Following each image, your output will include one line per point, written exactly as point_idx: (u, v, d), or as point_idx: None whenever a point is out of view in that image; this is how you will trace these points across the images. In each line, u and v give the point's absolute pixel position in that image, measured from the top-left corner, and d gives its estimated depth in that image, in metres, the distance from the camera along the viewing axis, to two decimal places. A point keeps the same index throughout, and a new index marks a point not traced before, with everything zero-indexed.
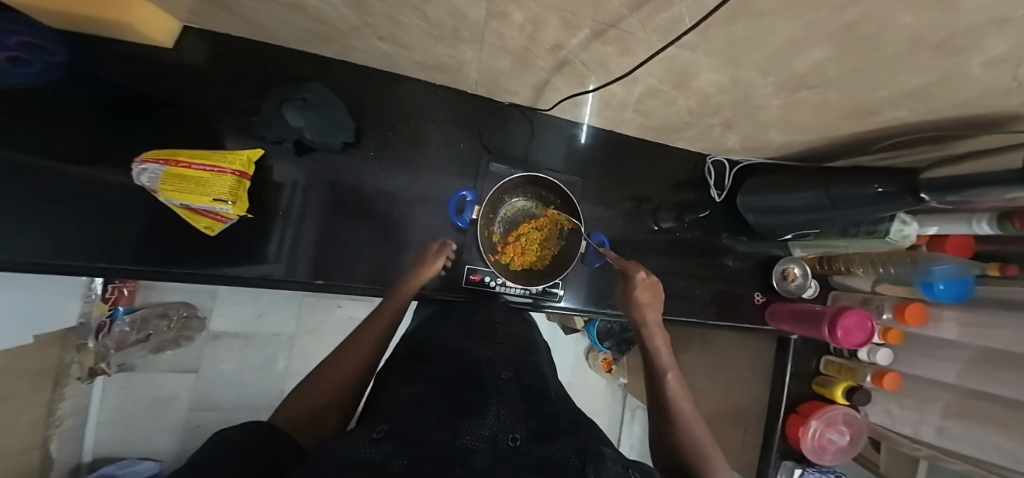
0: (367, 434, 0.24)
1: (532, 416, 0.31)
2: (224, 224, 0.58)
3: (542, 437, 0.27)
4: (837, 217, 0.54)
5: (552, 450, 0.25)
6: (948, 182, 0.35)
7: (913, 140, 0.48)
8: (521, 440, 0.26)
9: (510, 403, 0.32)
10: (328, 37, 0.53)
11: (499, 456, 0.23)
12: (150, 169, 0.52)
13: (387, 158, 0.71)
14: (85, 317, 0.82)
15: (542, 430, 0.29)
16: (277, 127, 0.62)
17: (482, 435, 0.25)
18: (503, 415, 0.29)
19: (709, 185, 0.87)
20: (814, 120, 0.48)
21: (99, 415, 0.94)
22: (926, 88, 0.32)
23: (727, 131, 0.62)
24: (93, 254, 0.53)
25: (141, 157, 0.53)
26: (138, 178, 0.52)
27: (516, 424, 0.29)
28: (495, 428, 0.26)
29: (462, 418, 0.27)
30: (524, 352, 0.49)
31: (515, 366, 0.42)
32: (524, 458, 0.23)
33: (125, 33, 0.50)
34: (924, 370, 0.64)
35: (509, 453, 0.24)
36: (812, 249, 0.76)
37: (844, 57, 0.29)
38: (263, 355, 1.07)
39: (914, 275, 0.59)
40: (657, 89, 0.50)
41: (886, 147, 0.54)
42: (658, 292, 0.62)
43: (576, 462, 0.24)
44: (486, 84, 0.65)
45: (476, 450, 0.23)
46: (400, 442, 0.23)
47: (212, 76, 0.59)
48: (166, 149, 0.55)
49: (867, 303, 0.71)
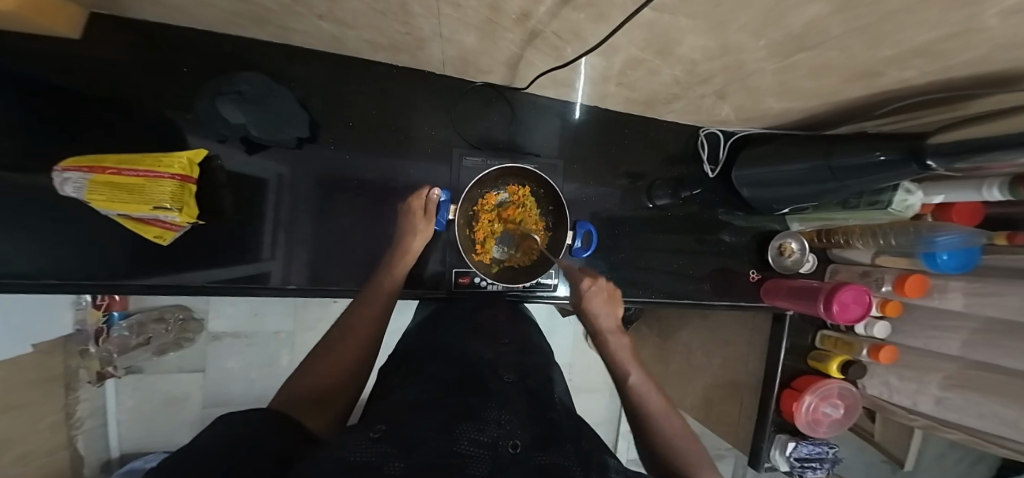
0: (364, 434, 0.21)
1: (535, 419, 0.29)
2: (176, 232, 0.58)
3: (549, 444, 0.25)
4: (838, 187, 0.50)
5: (557, 459, 0.22)
6: (960, 147, 0.32)
7: (913, 104, 0.45)
8: (523, 445, 0.23)
9: (513, 406, 0.30)
10: (264, 18, 0.49)
11: (502, 465, 0.20)
12: (72, 178, 0.52)
13: (352, 151, 0.68)
14: (80, 324, 0.83)
15: (545, 437, 0.26)
16: (217, 124, 0.61)
17: (483, 441, 0.22)
18: (504, 420, 0.26)
19: (703, 159, 0.83)
20: (813, 84, 0.44)
21: (118, 415, 0.95)
22: (932, 43, 0.28)
23: (720, 101, 0.58)
24: (92, 270, 0.58)
25: (60, 166, 0.53)
26: (63, 188, 0.53)
27: (518, 429, 0.26)
28: (494, 434, 0.23)
29: (460, 421, 0.24)
30: (528, 353, 0.46)
31: (521, 367, 0.41)
32: (528, 467, 0.20)
33: (27, 22, 0.45)
34: (925, 342, 0.62)
35: (511, 462, 0.20)
36: (810, 223, 0.73)
37: (843, 13, 0.26)
38: (265, 352, 1.06)
39: (917, 245, 0.56)
40: (639, 58, 0.45)
41: (891, 112, 0.50)
42: (613, 294, 0.57)
43: (580, 473, 0.21)
44: (454, 63, 0.61)
45: (475, 459, 0.20)
46: (399, 444, 0.19)
47: (144, 71, 0.57)
48: (90, 156, 0.54)
49: (866, 276, 0.69)
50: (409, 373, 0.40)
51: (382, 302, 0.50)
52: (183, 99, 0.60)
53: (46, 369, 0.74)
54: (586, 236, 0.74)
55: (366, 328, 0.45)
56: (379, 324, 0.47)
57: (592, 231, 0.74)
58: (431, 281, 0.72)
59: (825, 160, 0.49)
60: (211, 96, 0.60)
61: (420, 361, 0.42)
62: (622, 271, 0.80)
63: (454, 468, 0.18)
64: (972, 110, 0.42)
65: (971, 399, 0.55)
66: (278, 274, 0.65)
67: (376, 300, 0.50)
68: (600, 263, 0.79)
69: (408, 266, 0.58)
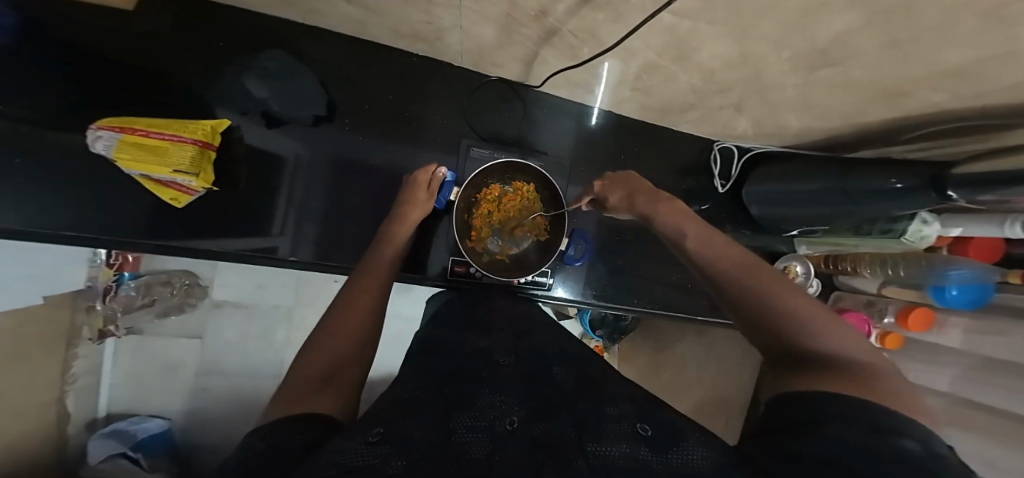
0: (361, 437, 0.20)
1: (528, 396, 0.30)
2: (192, 197, 0.60)
3: (539, 415, 0.27)
4: (852, 211, 0.49)
5: (551, 429, 0.25)
6: (992, 178, 0.30)
7: (947, 129, 0.43)
8: (518, 423, 0.25)
9: (507, 390, 0.31)
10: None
11: (500, 444, 0.22)
12: (105, 136, 0.54)
13: (367, 134, 0.69)
14: (91, 281, 0.86)
15: (543, 407, 0.29)
16: (241, 98, 0.63)
17: (480, 426, 0.24)
18: (498, 403, 0.28)
19: (714, 174, 0.82)
20: (836, 101, 0.43)
21: (112, 376, 0.98)
22: (969, 64, 0.27)
23: (737, 114, 0.58)
24: (107, 228, 0.59)
25: (96, 125, 0.55)
26: (94, 145, 0.55)
27: (514, 408, 0.27)
28: (491, 417, 0.25)
29: (455, 412, 0.25)
30: (526, 337, 0.46)
31: (519, 352, 0.40)
32: (523, 443, 0.23)
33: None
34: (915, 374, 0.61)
35: (509, 440, 0.23)
36: (817, 246, 0.72)
37: (873, 27, 0.25)
38: (262, 326, 1.06)
39: (927, 277, 0.54)
40: (656, 64, 0.45)
41: (919, 138, 0.48)
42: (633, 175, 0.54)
43: (574, 433, 0.24)
44: (471, 56, 0.61)
45: (473, 442, 0.22)
46: (398, 444, 0.19)
47: (175, 40, 0.59)
48: (123, 118, 0.56)
49: (869, 306, 0.67)
50: (426, 355, 0.40)
51: (380, 279, 0.49)
52: (208, 70, 0.61)
53: (54, 324, 0.77)
54: (581, 245, 0.74)
55: (366, 305, 0.44)
56: (378, 298, 0.46)
57: (587, 242, 0.74)
58: (432, 270, 0.72)
59: (841, 182, 0.48)
60: (235, 69, 0.62)
61: (438, 344, 0.42)
62: (622, 278, 0.80)
63: (453, 454, 0.20)
64: (998, 142, 0.41)
65: (956, 438, 0.54)
66: (286, 247, 0.67)
67: (376, 275, 0.50)
68: (603, 268, 0.79)
69: (406, 236, 0.59)
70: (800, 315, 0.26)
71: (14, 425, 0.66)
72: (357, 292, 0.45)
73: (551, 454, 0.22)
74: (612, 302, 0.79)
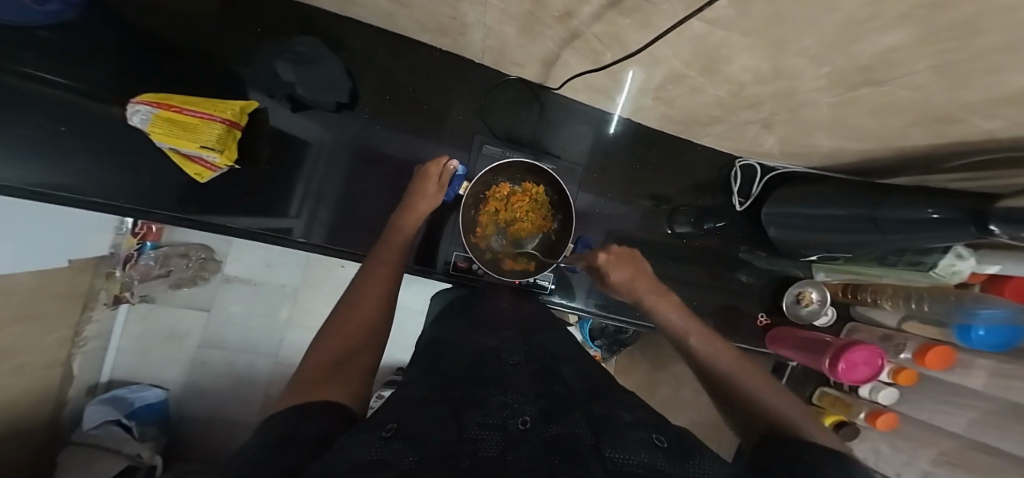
0: (374, 433, 0.19)
1: (542, 394, 0.28)
2: (214, 173, 0.62)
3: (551, 417, 0.24)
4: (880, 242, 0.47)
5: (565, 427, 0.22)
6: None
7: (1004, 160, 0.40)
8: (531, 422, 0.22)
9: (521, 387, 0.29)
10: None
11: (513, 442, 0.19)
12: (142, 110, 0.57)
13: (386, 124, 0.70)
14: (114, 248, 0.90)
15: (552, 408, 0.26)
16: (268, 79, 0.64)
17: (491, 423, 0.21)
18: (512, 399, 0.25)
19: (733, 191, 0.80)
20: (870, 122, 0.42)
21: (120, 342, 1.01)
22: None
23: (764, 131, 0.56)
24: (131, 198, 0.62)
25: (135, 99, 0.57)
26: (131, 118, 0.57)
27: (526, 405, 0.25)
28: (503, 415, 0.22)
29: (466, 410, 0.24)
30: (535, 334, 0.46)
31: (529, 351, 0.39)
32: (536, 441, 0.20)
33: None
34: (930, 415, 0.60)
35: (522, 438, 0.19)
36: (838, 275, 0.69)
37: (926, 44, 0.24)
38: (268, 304, 1.08)
39: (954, 315, 0.51)
40: (682, 74, 0.45)
41: (972, 165, 0.45)
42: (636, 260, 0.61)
43: (591, 439, 0.21)
44: (493, 54, 0.62)
45: (485, 440, 0.19)
46: (411, 441, 0.18)
47: (212, 20, 0.62)
48: (159, 94, 0.59)
49: (885, 340, 0.64)
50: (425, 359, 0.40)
51: (386, 274, 0.48)
52: (240, 51, 0.63)
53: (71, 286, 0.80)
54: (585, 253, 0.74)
55: (378, 296, 0.43)
56: (387, 289, 0.46)
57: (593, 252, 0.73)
58: (442, 262, 0.72)
59: (871, 211, 0.46)
60: (266, 52, 0.64)
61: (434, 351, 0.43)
62: None
63: (466, 451, 0.17)
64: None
65: None
66: (301, 229, 0.68)
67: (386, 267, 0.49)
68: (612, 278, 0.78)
69: (412, 227, 0.58)
70: (783, 414, 0.33)
71: (18, 381, 0.69)
72: (371, 279, 0.46)
73: (569, 455, 0.18)
74: (616, 314, 0.78)
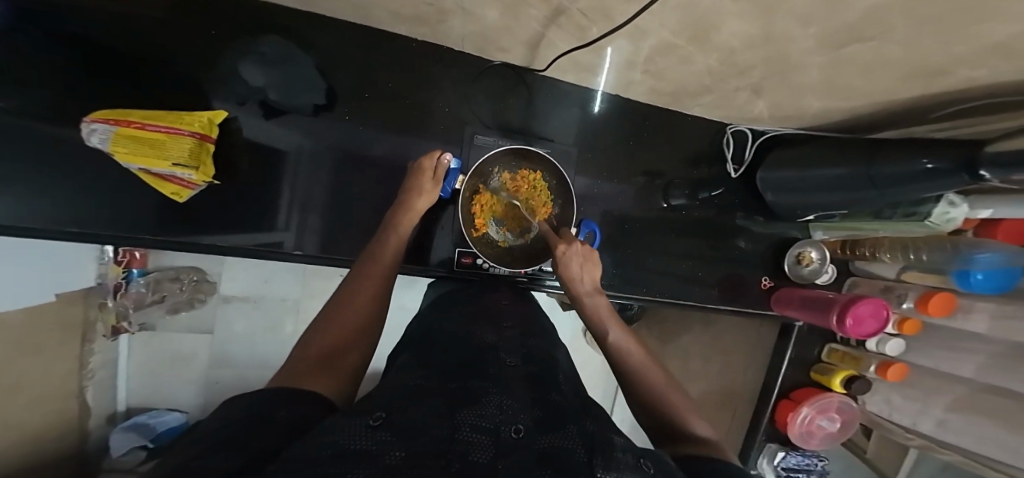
0: (361, 420, 0.19)
1: (536, 402, 0.28)
2: (193, 191, 0.59)
3: (545, 428, 0.23)
4: (873, 198, 0.48)
5: (558, 441, 0.20)
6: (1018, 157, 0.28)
7: (985, 106, 0.41)
8: (524, 431, 0.22)
9: (510, 392, 0.29)
10: None
11: (504, 451, 0.18)
12: (99, 129, 0.53)
13: (368, 124, 0.67)
14: (100, 278, 0.87)
15: (548, 420, 0.25)
16: (237, 86, 0.61)
17: (484, 427, 0.21)
18: (505, 405, 0.25)
19: (726, 159, 0.81)
20: (862, 80, 0.41)
21: (128, 369, 0.99)
22: (1017, 40, 0.25)
23: (754, 97, 0.56)
24: (109, 225, 0.59)
25: (89, 117, 0.53)
26: (89, 139, 0.53)
27: (520, 414, 0.24)
28: (497, 420, 0.22)
29: (460, 409, 0.23)
30: (530, 336, 0.45)
31: (522, 352, 0.39)
32: (530, 451, 0.19)
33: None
34: (937, 362, 0.62)
35: (513, 448, 0.19)
36: (835, 232, 0.71)
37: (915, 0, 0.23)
38: (270, 319, 1.06)
39: (952, 263, 0.52)
40: (671, 45, 0.43)
41: (948, 116, 0.46)
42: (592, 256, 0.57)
43: (584, 454, 0.19)
44: (475, 39, 0.60)
45: (476, 444, 0.18)
46: (398, 432, 0.18)
47: (167, 27, 0.58)
48: (116, 110, 0.55)
49: (888, 292, 0.66)
50: (411, 359, 0.39)
51: (381, 272, 0.48)
52: (202, 58, 0.59)
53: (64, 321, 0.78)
54: (589, 236, 0.72)
55: (367, 296, 0.43)
56: (382, 288, 0.46)
57: (596, 232, 0.73)
58: (433, 260, 0.71)
59: (865, 169, 0.46)
60: (232, 56, 0.60)
61: (421, 345, 0.42)
62: (630, 269, 0.79)
63: (456, 454, 0.17)
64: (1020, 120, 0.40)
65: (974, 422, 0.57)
66: (292, 241, 0.66)
67: (379, 264, 0.49)
68: (614, 258, 0.78)
69: (411, 227, 0.57)
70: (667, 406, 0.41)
71: (30, 419, 0.67)
72: (366, 278, 0.45)
73: (562, 471, 0.16)
74: (620, 292, 0.78)
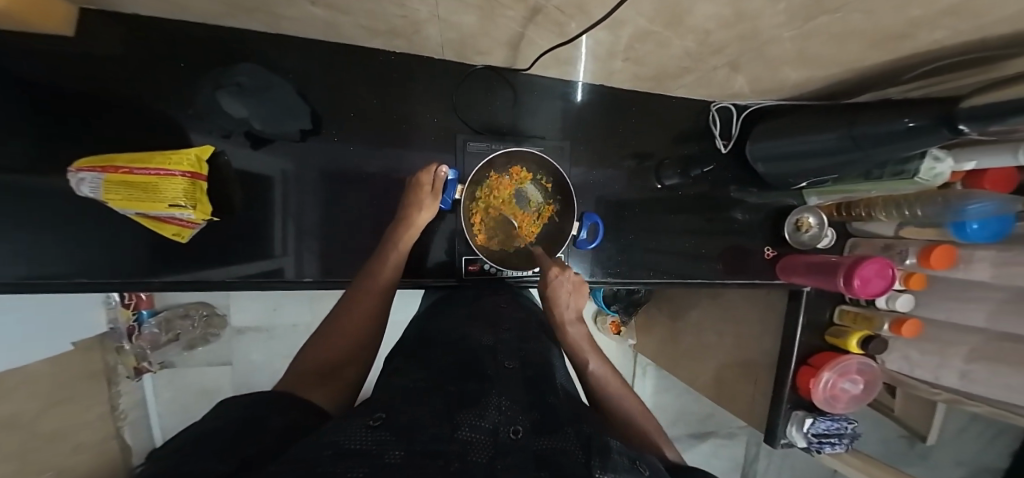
0: (362, 422, 0.21)
1: (534, 404, 0.29)
2: (193, 230, 0.60)
3: (545, 429, 0.24)
4: (861, 159, 0.48)
5: (557, 442, 0.22)
6: (992, 110, 0.29)
7: (956, 64, 0.42)
8: (523, 432, 0.23)
9: (511, 393, 0.30)
10: (253, 7, 0.48)
11: (503, 450, 0.20)
12: (87, 178, 0.54)
13: (357, 142, 0.68)
14: (113, 323, 0.91)
15: (545, 422, 0.26)
16: (220, 120, 0.62)
17: (483, 428, 0.22)
18: (504, 406, 0.27)
19: (715, 135, 0.81)
20: (835, 50, 0.41)
21: (159, 407, 1.01)
22: None
23: (734, 73, 0.56)
24: (117, 273, 0.60)
25: (74, 167, 0.54)
26: (79, 188, 0.54)
27: (517, 416, 0.26)
28: (495, 421, 0.24)
29: (460, 409, 0.25)
30: (526, 338, 0.47)
31: (519, 354, 0.41)
32: (527, 452, 0.20)
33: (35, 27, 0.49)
34: (948, 313, 0.60)
35: (512, 448, 0.20)
36: (829, 196, 0.73)
37: None
38: (285, 345, 1.08)
39: (946, 215, 0.53)
40: (648, 31, 0.43)
41: (919, 76, 0.48)
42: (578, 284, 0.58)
43: (581, 455, 0.20)
44: (453, 46, 0.60)
45: (474, 444, 0.20)
46: (396, 431, 0.20)
47: (144, 71, 0.58)
48: (100, 156, 0.55)
49: (888, 250, 0.67)
50: (411, 359, 0.41)
51: (382, 284, 0.50)
52: (181, 97, 0.60)
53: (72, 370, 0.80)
54: (592, 228, 0.73)
55: (365, 314, 0.46)
56: (380, 304, 0.49)
57: (598, 223, 0.73)
58: (433, 265, 0.70)
59: (848, 129, 0.46)
60: (212, 91, 0.61)
61: (422, 348, 0.44)
62: (632, 254, 0.79)
63: (454, 454, 0.18)
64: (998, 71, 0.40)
65: (994, 372, 0.54)
66: (292, 268, 0.67)
67: (378, 279, 0.50)
68: (615, 246, 0.79)
69: (412, 241, 0.57)
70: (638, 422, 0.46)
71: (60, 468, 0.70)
72: (363, 295, 0.48)
73: (557, 470, 0.17)
74: (625, 278, 0.79)
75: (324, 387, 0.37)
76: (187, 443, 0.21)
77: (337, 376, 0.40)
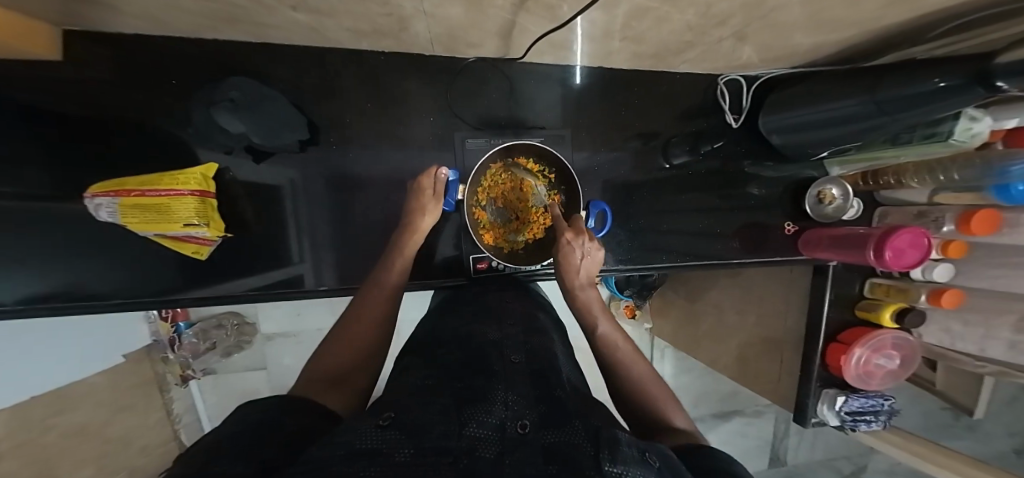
0: (372, 421, 0.22)
1: (543, 398, 0.29)
2: (211, 247, 0.64)
3: (553, 423, 0.24)
4: (885, 124, 0.44)
5: (565, 436, 0.21)
6: None
7: (986, 16, 0.38)
8: (530, 425, 0.23)
9: (520, 388, 0.30)
10: (242, 20, 0.48)
11: (510, 446, 0.20)
12: (104, 203, 0.57)
13: (356, 148, 0.68)
14: (155, 335, 0.97)
15: (554, 414, 0.26)
16: (218, 137, 0.63)
17: (491, 424, 0.22)
18: (512, 401, 0.27)
19: (723, 109, 0.77)
20: (848, 12, 0.38)
21: (207, 411, 1.08)
22: None
23: (740, 43, 0.52)
24: (148, 292, 0.64)
25: (91, 193, 0.57)
26: (99, 213, 0.58)
27: (526, 409, 0.26)
28: (503, 416, 0.24)
29: (468, 405, 0.25)
30: (536, 333, 0.47)
31: (527, 349, 0.41)
32: (534, 445, 0.20)
33: (4, 49, 0.46)
34: (993, 282, 0.56)
35: (520, 443, 0.20)
36: (852, 166, 0.69)
37: None
38: (312, 349, 1.13)
39: (985, 177, 0.48)
40: (644, 7, 0.41)
41: (944, 32, 0.44)
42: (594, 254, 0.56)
43: (590, 448, 0.20)
44: (443, 41, 0.58)
45: (482, 440, 0.20)
46: (406, 430, 0.20)
47: (151, 97, 0.60)
48: (114, 180, 0.58)
49: (923, 217, 0.62)
50: (421, 357, 0.42)
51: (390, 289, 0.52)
52: (186, 119, 0.62)
53: (119, 380, 0.87)
54: (601, 216, 0.71)
55: (375, 318, 0.48)
56: (386, 308, 0.50)
57: (606, 210, 0.71)
58: (442, 264, 0.71)
59: (871, 95, 0.43)
60: (205, 108, 0.60)
61: (431, 344, 0.44)
62: (643, 238, 0.77)
63: (462, 451, 0.18)
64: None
65: None
66: (311, 275, 0.69)
67: (386, 284, 0.52)
68: (626, 232, 0.77)
69: (416, 246, 0.58)
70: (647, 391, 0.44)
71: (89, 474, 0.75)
72: (369, 301, 0.50)
73: (563, 462, 0.17)
74: (637, 264, 0.77)
75: (342, 390, 0.39)
76: (211, 445, 0.22)
77: (352, 381, 0.41)
